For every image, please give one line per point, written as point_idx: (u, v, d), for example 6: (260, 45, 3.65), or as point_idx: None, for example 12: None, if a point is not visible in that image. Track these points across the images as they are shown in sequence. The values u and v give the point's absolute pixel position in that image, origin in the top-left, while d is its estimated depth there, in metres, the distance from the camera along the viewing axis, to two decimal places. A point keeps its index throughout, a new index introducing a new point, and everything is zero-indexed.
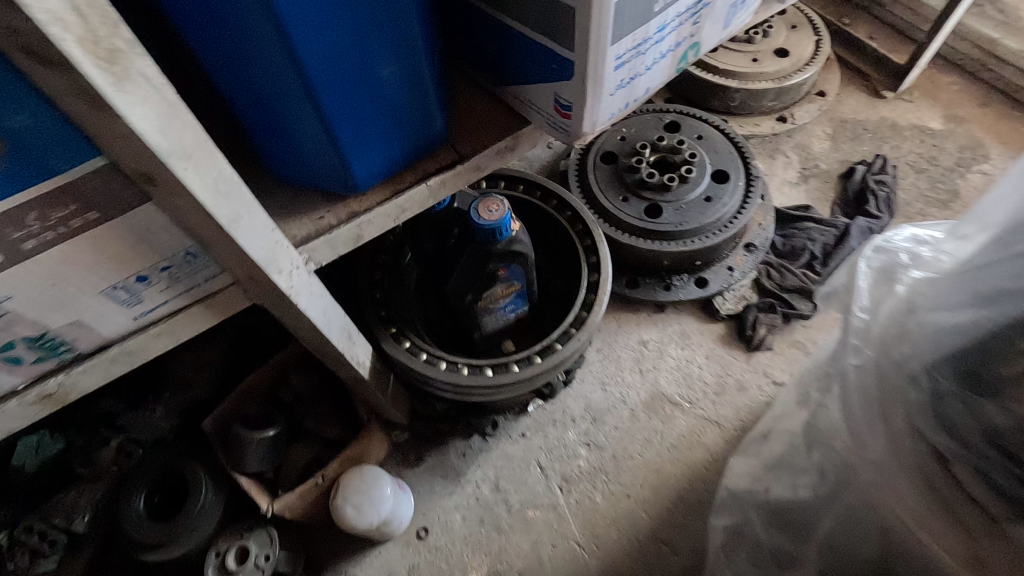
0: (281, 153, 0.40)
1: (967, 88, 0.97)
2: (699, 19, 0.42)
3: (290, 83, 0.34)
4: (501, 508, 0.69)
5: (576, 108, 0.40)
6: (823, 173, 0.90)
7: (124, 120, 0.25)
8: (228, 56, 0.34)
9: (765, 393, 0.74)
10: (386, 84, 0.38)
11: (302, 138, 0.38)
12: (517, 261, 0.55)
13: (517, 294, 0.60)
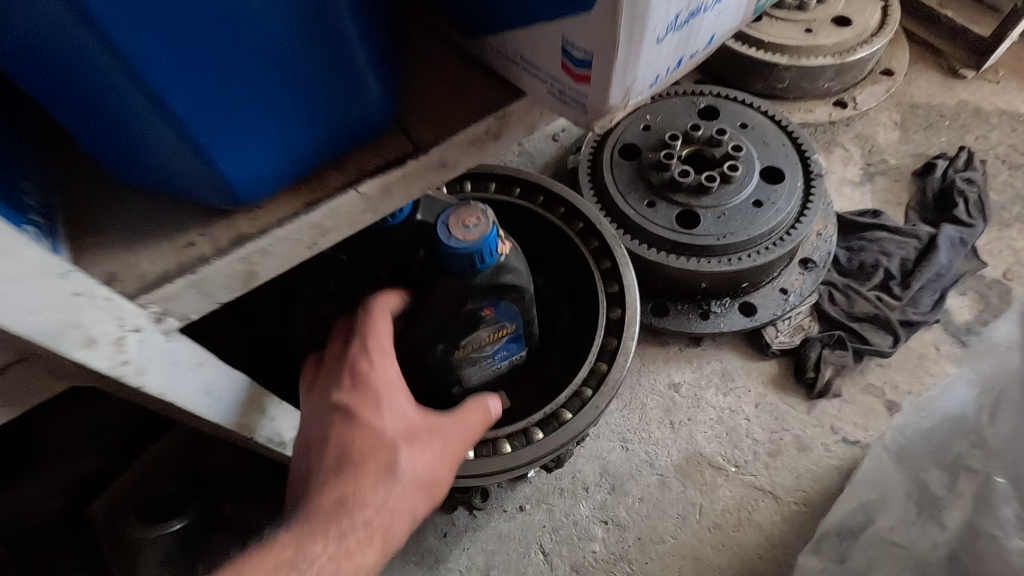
0: (102, 138, 0.25)
1: None
2: None
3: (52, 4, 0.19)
4: None
5: (598, 64, 0.24)
6: (893, 170, 0.73)
7: None
8: None
9: (834, 455, 0.57)
10: (258, 11, 0.22)
11: (119, 113, 0.23)
12: (507, 297, 0.39)
13: (509, 338, 0.45)
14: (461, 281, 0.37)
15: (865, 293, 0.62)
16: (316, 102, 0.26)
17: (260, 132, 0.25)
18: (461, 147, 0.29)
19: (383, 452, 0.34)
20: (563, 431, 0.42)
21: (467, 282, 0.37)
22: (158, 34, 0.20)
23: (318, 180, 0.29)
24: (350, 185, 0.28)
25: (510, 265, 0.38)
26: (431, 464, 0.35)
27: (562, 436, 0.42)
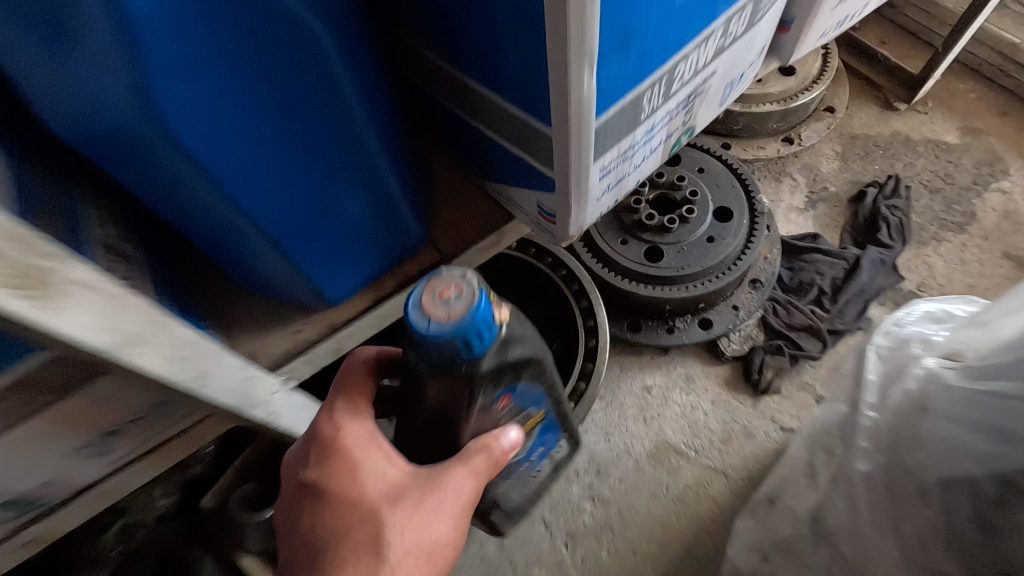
0: (236, 269, 0.37)
1: (985, 96, 0.91)
2: (691, 109, 0.39)
3: (228, 219, 0.30)
4: (506, 567, 0.68)
5: (560, 217, 0.38)
6: (832, 197, 0.86)
7: (60, 333, 0.23)
8: (156, 201, 0.30)
9: (773, 440, 0.72)
10: (347, 200, 0.34)
11: (255, 261, 0.35)
12: (523, 375, 0.34)
13: (541, 433, 0.41)
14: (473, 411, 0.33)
15: (802, 307, 0.76)
16: (377, 236, 0.39)
17: (340, 256, 0.38)
18: (474, 254, 0.43)
19: (355, 553, 0.31)
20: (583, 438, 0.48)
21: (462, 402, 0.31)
22: (282, 221, 0.32)
23: (381, 282, 0.43)
24: (403, 288, 0.43)
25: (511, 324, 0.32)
26: (423, 532, 0.32)
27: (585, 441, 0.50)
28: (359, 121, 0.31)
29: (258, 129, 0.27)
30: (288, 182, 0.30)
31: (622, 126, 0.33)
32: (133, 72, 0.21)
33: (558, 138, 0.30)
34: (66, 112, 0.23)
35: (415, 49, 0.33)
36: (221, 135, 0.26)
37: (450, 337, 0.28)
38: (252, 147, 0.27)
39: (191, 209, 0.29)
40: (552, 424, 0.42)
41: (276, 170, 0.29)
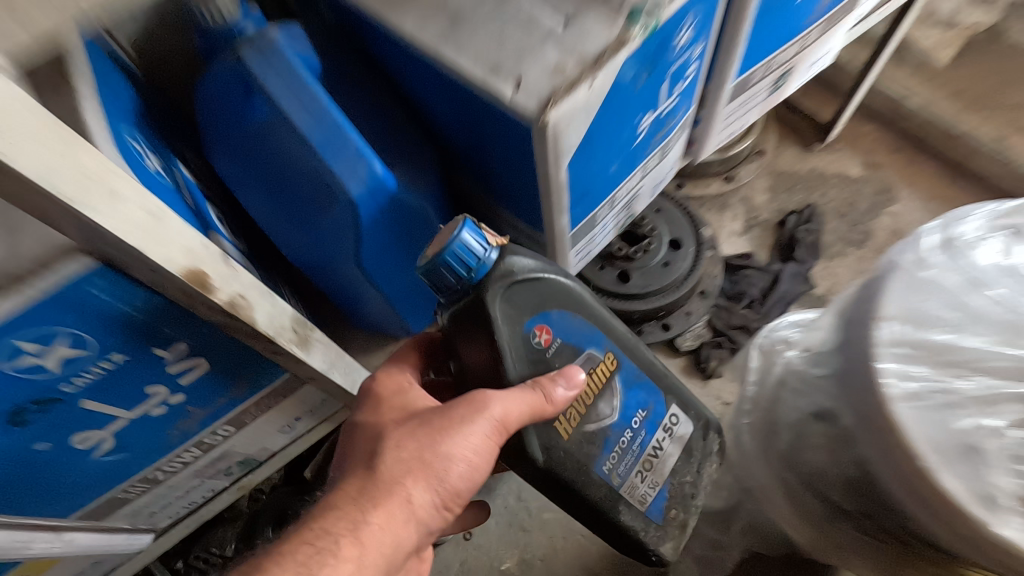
0: (362, 321, 0.58)
1: (882, 136, 1.16)
2: (629, 206, 0.63)
3: (367, 292, 0.51)
4: (524, 512, 0.92)
5: None
6: (764, 223, 1.10)
7: (309, 363, 0.47)
8: (328, 281, 0.52)
9: (717, 412, 0.98)
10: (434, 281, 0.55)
11: (374, 316, 0.56)
12: (550, 308, 0.46)
13: (627, 387, 0.52)
14: (511, 334, 0.44)
15: (737, 310, 1.01)
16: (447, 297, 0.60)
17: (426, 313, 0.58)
18: None
19: (389, 458, 0.46)
20: (691, 409, 0.57)
21: (486, 318, 0.43)
22: (399, 295, 0.52)
23: None
24: None
25: (514, 251, 0.44)
26: (432, 448, 0.46)
27: (698, 422, 0.59)
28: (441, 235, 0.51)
29: (391, 243, 0.47)
30: (403, 271, 0.51)
31: (585, 228, 0.57)
32: (337, 217, 0.44)
33: (549, 242, 0.54)
34: (305, 236, 0.48)
35: (473, 191, 0.57)
36: (372, 249, 0.46)
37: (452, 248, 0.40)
38: (386, 252, 0.48)
39: (343, 282, 0.51)
40: (637, 380, 0.52)
41: (396, 266, 0.50)
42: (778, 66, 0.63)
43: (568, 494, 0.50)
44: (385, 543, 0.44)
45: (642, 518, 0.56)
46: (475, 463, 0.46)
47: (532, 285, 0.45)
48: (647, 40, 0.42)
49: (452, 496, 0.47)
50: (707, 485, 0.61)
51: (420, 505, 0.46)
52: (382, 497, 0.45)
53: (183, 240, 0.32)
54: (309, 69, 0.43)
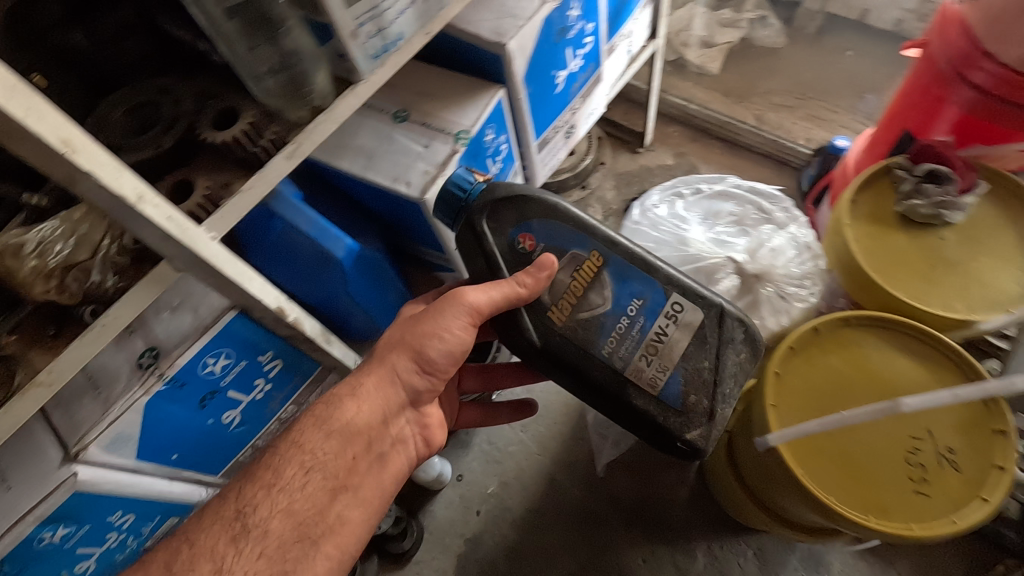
0: (353, 330, 0.96)
1: (682, 131, 1.63)
2: None
3: (353, 307, 0.89)
4: (494, 450, 1.30)
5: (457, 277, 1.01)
6: (616, 211, 1.53)
7: (336, 356, 0.83)
8: (329, 307, 0.89)
9: None
10: (390, 291, 0.94)
11: (360, 324, 0.94)
12: (529, 222, 0.72)
13: (617, 279, 0.71)
14: (499, 240, 0.72)
15: None
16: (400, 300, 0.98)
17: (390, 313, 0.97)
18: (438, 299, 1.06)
19: (394, 341, 0.76)
20: (693, 298, 0.72)
21: (476, 229, 0.72)
22: (372, 304, 0.91)
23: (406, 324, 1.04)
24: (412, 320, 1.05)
25: (497, 184, 0.72)
26: (421, 332, 0.74)
27: (708, 311, 0.72)
28: (385, 266, 0.90)
29: (361, 275, 0.85)
30: (371, 290, 0.89)
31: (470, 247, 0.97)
32: (329, 265, 0.82)
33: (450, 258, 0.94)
34: (312, 283, 0.85)
35: (399, 240, 0.96)
36: (351, 281, 0.84)
37: (449, 183, 0.73)
38: (360, 281, 0.86)
39: (338, 304, 0.88)
40: (622, 272, 0.72)
41: (366, 288, 0.88)
42: (563, 125, 1.06)
43: (557, 359, 0.71)
44: (376, 395, 0.74)
45: (657, 400, 0.70)
46: (447, 338, 0.73)
47: (514, 204, 0.72)
48: (466, 146, 0.83)
49: (431, 364, 0.74)
50: (732, 374, 0.71)
51: (401, 369, 0.75)
52: (377, 366, 0.75)
53: (275, 293, 0.68)
54: (301, 199, 0.82)
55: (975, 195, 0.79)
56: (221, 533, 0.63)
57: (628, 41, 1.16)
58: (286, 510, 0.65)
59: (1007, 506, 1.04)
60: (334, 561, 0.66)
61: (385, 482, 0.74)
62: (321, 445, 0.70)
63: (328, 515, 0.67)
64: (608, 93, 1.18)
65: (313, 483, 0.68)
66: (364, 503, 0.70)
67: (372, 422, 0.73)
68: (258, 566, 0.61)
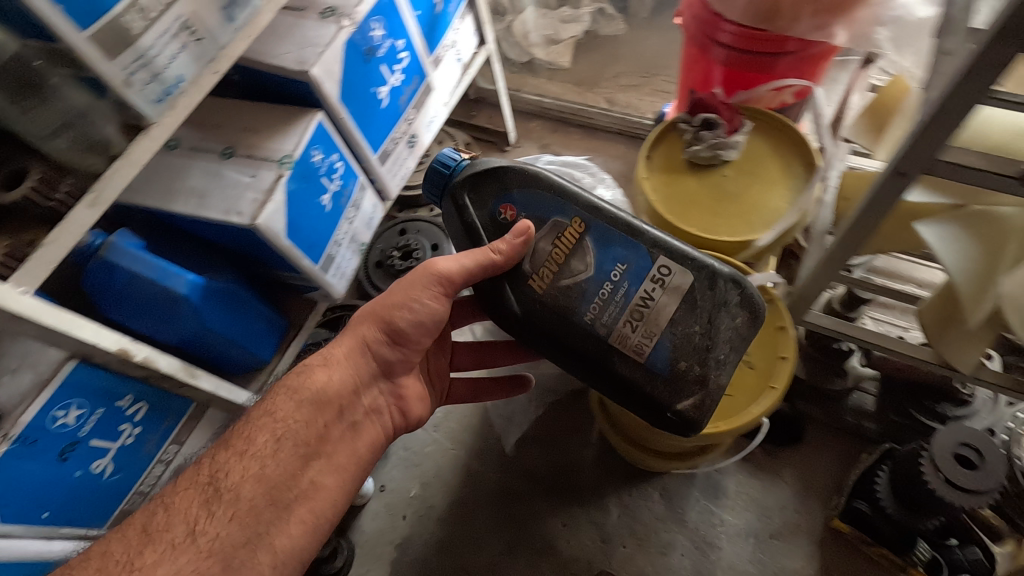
0: (225, 362, 0.99)
1: (543, 125, 1.76)
2: (354, 241, 1.11)
3: (216, 338, 0.93)
4: (411, 453, 1.34)
5: (321, 289, 1.07)
6: None
7: (201, 387, 0.87)
8: (195, 345, 0.92)
9: None
10: (251, 316, 0.99)
11: (231, 354, 0.98)
12: (512, 195, 0.78)
13: (598, 245, 0.76)
14: (480, 213, 0.80)
15: None
16: (267, 323, 1.03)
17: (259, 336, 1.01)
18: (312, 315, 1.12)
19: (366, 310, 0.86)
20: (682, 262, 0.74)
21: (458, 202, 0.80)
22: (234, 331, 0.95)
23: (282, 347, 1.09)
24: (289, 340, 1.10)
25: (480, 160, 0.80)
26: (390, 299, 0.84)
27: (698, 273, 0.74)
28: (239, 293, 0.95)
29: (214, 306, 0.89)
30: (229, 319, 0.93)
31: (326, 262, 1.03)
32: (178, 305, 0.85)
33: (305, 273, 1.00)
34: (168, 325, 0.88)
35: (254, 269, 1.01)
36: (206, 315, 0.88)
37: (434, 162, 0.83)
38: (215, 312, 0.90)
39: (201, 339, 0.91)
40: (602, 238, 0.76)
41: (222, 317, 0.92)
42: (402, 136, 1.14)
43: (530, 320, 0.77)
44: (347, 365, 0.84)
45: (642, 368, 0.74)
46: (416, 309, 0.83)
47: (494, 176, 0.79)
48: (292, 168, 0.89)
49: (403, 334, 0.84)
50: (724, 340, 0.73)
51: (370, 338, 0.85)
52: (347, 338, 0.85)
53: (113, 337, 0.72)
54: (140, 246, 0.84)
55: (743, 133, 0.90)
56: (195, 498, 0.70)
57: (454, 50, 1.24)
58: (259, 475, 0.73)
59: (861, 400, 1.19)
60: (308, 524, 0.75)
61: (359, 449, 0.83)
62: (292, 413, 0.78)
63: (301, 480, 0.75)
64: (447, 101, 1.27)
65: (286, 451, 0.75)
66: (337, 469, 0.80)
67: (343, 391, 0.82)
68: (229, 528, 0.69)
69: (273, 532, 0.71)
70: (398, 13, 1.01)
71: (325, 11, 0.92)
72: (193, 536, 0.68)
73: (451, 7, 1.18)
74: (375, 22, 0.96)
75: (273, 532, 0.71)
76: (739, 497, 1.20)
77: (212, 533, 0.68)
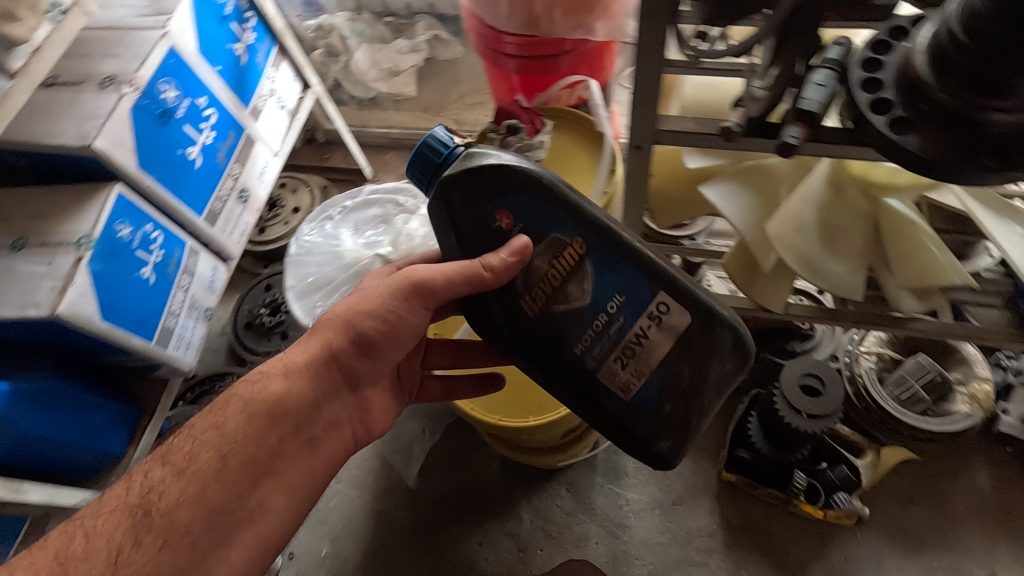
0: (64, 465, 0.91)
1: (398, 155, 1.80)
2: (196, 308, 1.07)
3: (41, 441, 0.84)
4: (315, 511, 1.28)
5: (166, 365, 1.01)
6: None
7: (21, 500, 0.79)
8: (15, 454, 0.84)
9: None
10: (86, 411, 0.91)
11: (68, 455, 0.90)
12: (512, 204, 0.66)
13: (596, 271, 0.66)
14: (474, 217, 0.67)
15: None
16: (110, 414, 0.95)
17: (101, 430, 0.93)
18: (166, 395, 1.05)
19: (332, 318, 0.75)
20: (683, 300, 0.65)
21: (447, 204, 0.67)
22: (63, 431, 0.87)
23: (135, 436, 1.01)
24: (143, 427, 1.02)
25: (481, 155, 0.65)
26: (362, 302, 0.73)
27: (699, 313, 0.65)
28: (61, 388, 0.87)
29: (26, 409, 0.81)
30: (52, 419, 0.85)
31: (164, 336, 0.98)
32: None
33: (138, 353, 0.94)
34: None
35: (83, 360, 0.94)
36: (17, 421, 0.80)
37: (424, 147, 0.67)
38: (30, 416, 0.82)
39: (21, 447, 0.83)
40: (603, 264, 0.65)
41: (42, 419, 0.84)
42: (229, 192, 1.12)
43: (516, 335, 0.73)
44: (307, 378, 0.73)
45: (626, 404, 0.70)
46: (388, 320, 0.73)
47: (492, 175, 0.64)
48: (93, 248, 0.84)
49: (372, 347, 0.74)
50: (713, 388, 0.67)
51: (338, 349, 0.74)
52: (310, 343, 0.74)
53: None
54: None
55: (545, 133, 0.95)
56: (121, 522, 0.62)
57: (274, 98, 1.23)
58: (200, 497, 0.64)
59: None
60: (253, 549, 0.67)
61: (317, 465, 0.75)
62: (242, 429, 0.68)
63: (249, 500, 0.67)
64: (276, 151, 1.25)
65: (233, 468, 0.66)
66: (290, 488, 0.71)
67: (303, 403, 0.72)
68: (161, 559, 0.61)
69: (212, 562, 0.64)
70: (191, 71, 0.99)
71: (104, 81, 0.89)
72: (115, 568, 0.59)
73: (260, 57, 1.17)
74: (165, 83, 0.94)
75: (213, 560, 0.64)
76: (640, 473, 1.23)
77: (136, 565, 0.60)
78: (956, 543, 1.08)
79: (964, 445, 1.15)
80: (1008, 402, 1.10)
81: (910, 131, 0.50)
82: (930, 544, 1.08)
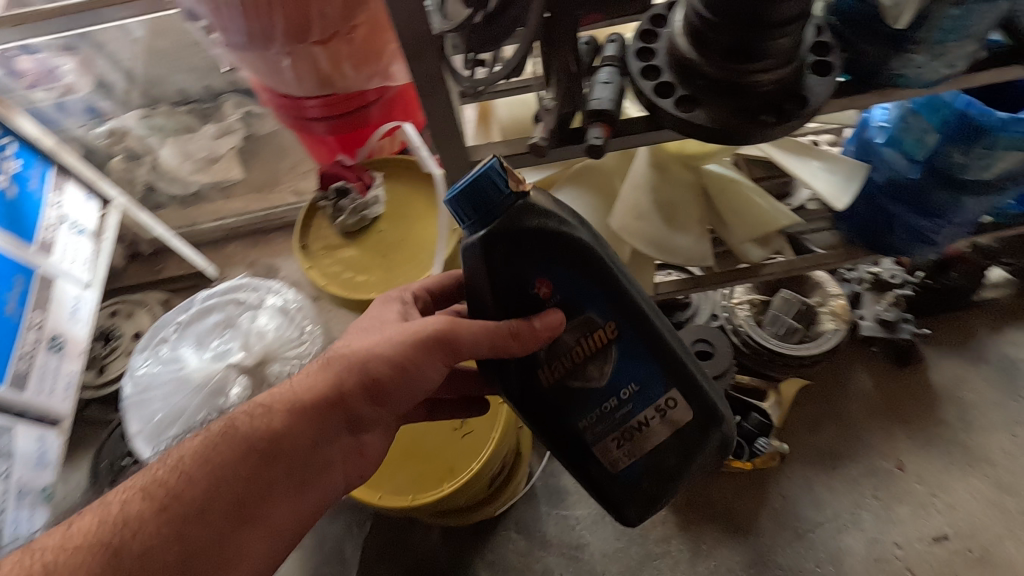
0: None
1: (241, 245, 1.66)
2: (26, 495, 0.91)
3: None
4: None
5: None
6: None
7: None
8: None
9: None
10: None
11: None
12: (558, 272, 0.56)
13: (622, 358, 0.60)
14: (511, 279, 0.55)
15: None
16: None
17: None
18: None
19: (343, 361, 0.60)
20: (693, 399, 0.63)
21: (489, 253, 0.53)
22: None
23: None
24: None
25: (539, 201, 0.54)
26: (380, 341, 0.60)
27: (700, 411, 0.64)
28: None
29: None
30: None
31: None
32: None
33: None
34: None
35: None
36: None
37: (493, 175, 0.51)
38: None
39: None
40: (628, 351, 0.60)
41: None
42: (31, 349, 0.95)
43: (514, 392, 0.62)
44: (312, 422, 0.58)
45: (610, 477, 0.66)
46: (407, 365, 0.59)
47: (538, 240, 0.54)
48: None
49: (386, 396, 0.60)
50: (692, 474, 0.68)
51: (347, 393, 0.59)
52: (321, 376, 0.60)
53: None
54: None
55: (377, 186, 0.94)
56: (87, 562, 0.48)
57: (68, 224, 1.07)
58: (177, 538, 0.51)
59: None
60: None
61: (305, 510, 0.59)
62: (231, 463, 0.55)
63: (228, 547, 0.53)
64: (85, 283, 1.08)
65: (217, 509, 0.53)
66: (273, 534, 0.56)
67: (299, 442, 0.58)
68: None
69: None
70: None
71: None
72: None
73: (34, 183, 1.00)
74: None
75: None
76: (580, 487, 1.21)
77: None
78: (864, 447, 1.17)
79: (840, 357, 1.26)
80: (860, 309, 1.22)
81: (697, 107, 0.53)
82: (844, 455, 1.17)
